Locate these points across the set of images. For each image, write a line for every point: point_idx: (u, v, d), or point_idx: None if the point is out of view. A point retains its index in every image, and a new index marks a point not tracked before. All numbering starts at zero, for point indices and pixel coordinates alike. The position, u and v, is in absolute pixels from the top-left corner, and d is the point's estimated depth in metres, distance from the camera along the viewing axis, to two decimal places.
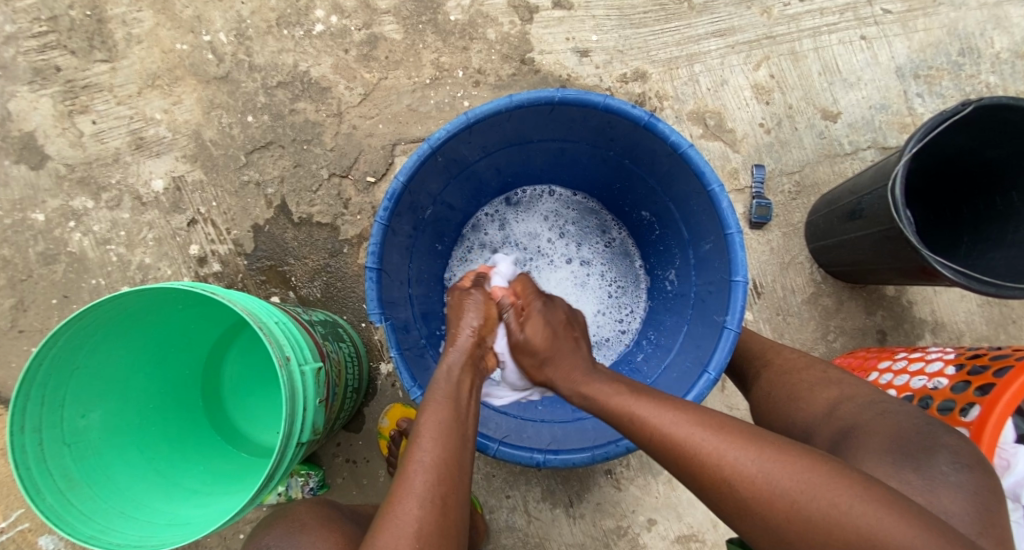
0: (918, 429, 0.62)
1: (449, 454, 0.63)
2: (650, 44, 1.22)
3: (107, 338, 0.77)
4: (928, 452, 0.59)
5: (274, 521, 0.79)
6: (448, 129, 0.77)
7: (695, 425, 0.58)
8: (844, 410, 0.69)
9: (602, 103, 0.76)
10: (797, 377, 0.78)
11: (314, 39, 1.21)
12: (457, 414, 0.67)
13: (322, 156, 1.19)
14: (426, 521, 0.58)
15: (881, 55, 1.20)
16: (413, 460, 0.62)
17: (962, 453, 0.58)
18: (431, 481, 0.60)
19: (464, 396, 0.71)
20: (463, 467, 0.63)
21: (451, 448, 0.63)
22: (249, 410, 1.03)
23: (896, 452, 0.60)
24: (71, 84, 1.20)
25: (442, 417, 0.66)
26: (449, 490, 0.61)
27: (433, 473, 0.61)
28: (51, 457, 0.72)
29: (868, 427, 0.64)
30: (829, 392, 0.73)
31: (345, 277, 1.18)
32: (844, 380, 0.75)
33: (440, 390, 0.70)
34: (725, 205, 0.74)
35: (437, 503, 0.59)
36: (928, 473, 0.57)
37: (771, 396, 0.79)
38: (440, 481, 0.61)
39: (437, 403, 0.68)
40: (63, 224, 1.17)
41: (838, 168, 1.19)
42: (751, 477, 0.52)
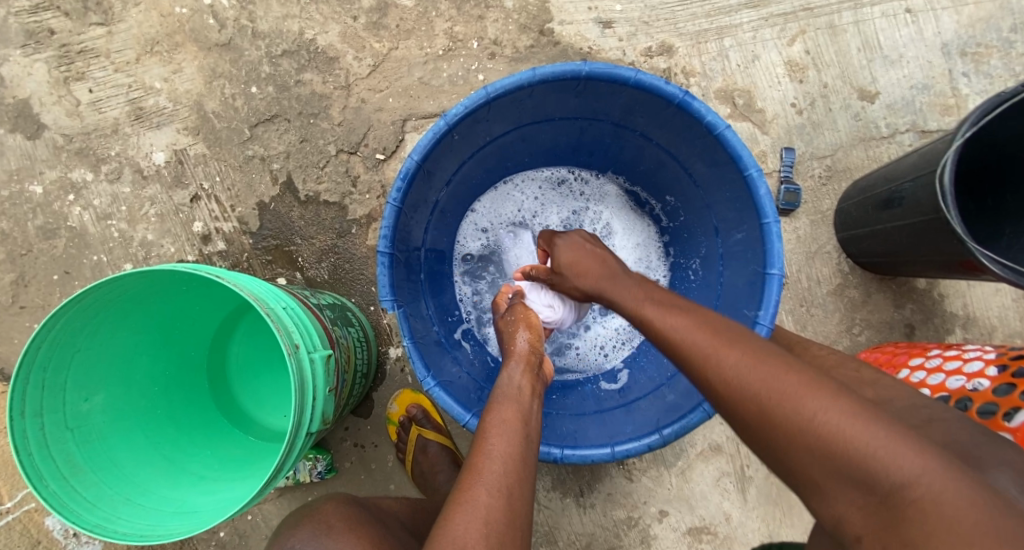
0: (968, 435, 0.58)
1: (517, 453, 0.61)
2: (677, 15, 1.14)
3: (109, 320, 0.73)
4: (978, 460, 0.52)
5: (299, 521, 0.77)
6: (466, 105, 0.71)
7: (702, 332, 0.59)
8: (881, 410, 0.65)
9: (633, 78, 0.70)
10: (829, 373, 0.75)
11: (321, 4, 1.14)
12: (525, 418, 0.66)
13: (329, 131, 1.14)
14: (494, 510, 0.55)
15: (926, 30, 1.12)
16: (482, 453, 0.60)
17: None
18: (501, 472, 0.58)
19: (527, 400, 0.69)
20: (528, 467, 0.61)
21: (517, 447, 0.62)
22: (256, 392, 1.01)
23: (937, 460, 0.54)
24: (66, 48, 1.14)
25: (508, 417, 0.65)
26: (519, 481, 0.58)
27: (501, 465, 0.59)
28: (53, 443, 0.70)
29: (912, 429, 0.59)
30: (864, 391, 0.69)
31: (354, 258, 1.14)
32: (878, 381, 0.70)
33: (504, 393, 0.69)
34: (763, 192, 0.70)
35: (505, 493, 0.57)
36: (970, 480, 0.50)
37: None
38: (507, 474, 0.58)
39: (503, 404, 0.67)
40: (62, 197, 1.13)
41: (873, 153, 1.12)
42: (730, 379, 0.54)
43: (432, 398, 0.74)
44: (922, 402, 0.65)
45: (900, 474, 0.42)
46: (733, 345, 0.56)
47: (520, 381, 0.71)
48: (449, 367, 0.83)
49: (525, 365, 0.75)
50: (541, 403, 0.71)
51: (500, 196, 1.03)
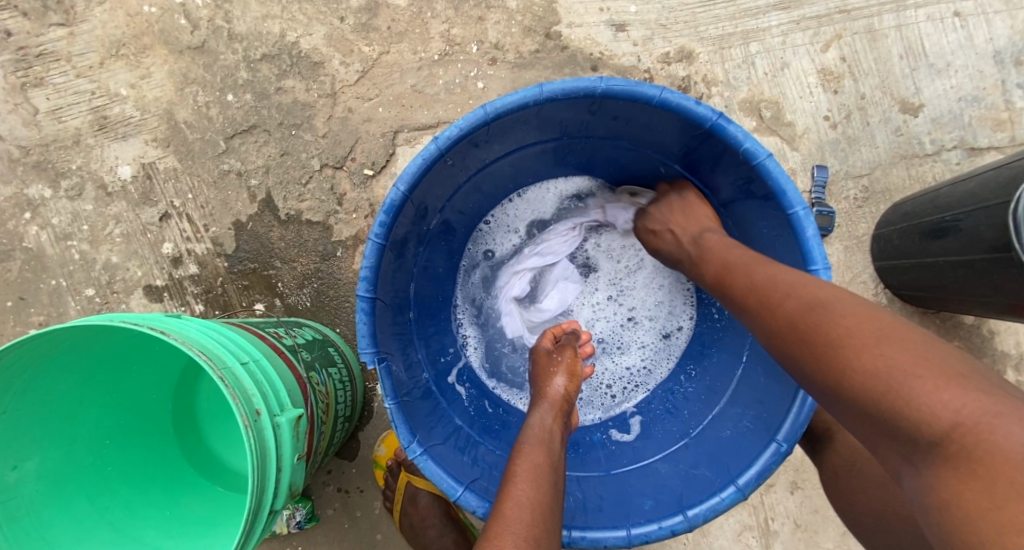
0: None
1: (544, 500, 0.52)
2: (699, 18, 1.03)
3: (45, 375, 0.64)
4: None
5: None
6: (461, 126, 0.61)
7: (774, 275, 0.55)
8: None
9: (658, 98, 0.60)
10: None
11: (305, 4, 1.03)
12: (555, 466, 0.58)
13: (313, 144, 1.03)
14: None
15: (977, 35, 1.01)
16: (511, 500, 0.52)
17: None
18: (529, 521, 0.50)
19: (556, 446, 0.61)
20: (554, 521, 0.52)
21: (546, 494, 0.53)
22: (228, 438, 0.90)
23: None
24: (23, 51, 1.03)
25: (541, 459, 0.57)
26: (548, 533, 0.50)
27: (528, 515, 0.50)
28: None
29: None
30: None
31: (339, 284, 1.03)
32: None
33: (531, 435, 0.61)
34: (811, 234, 0.60)
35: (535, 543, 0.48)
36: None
37: None
38: (534, 523, 0.50)
39: (528, 449, 0.59)
40: (18, 215, 1.03)
41: (915, 172, 1.01)
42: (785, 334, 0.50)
43: (419, 469, 0.64)
44: None
45: (936, 425, 0.36)
46: (796, 293, 0.51)
47: (551, 424, 0.63)
48: (439, 425, 0.73)
49: (559, 410, 0.65)
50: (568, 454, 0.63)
51: (528, 200, 0.91)
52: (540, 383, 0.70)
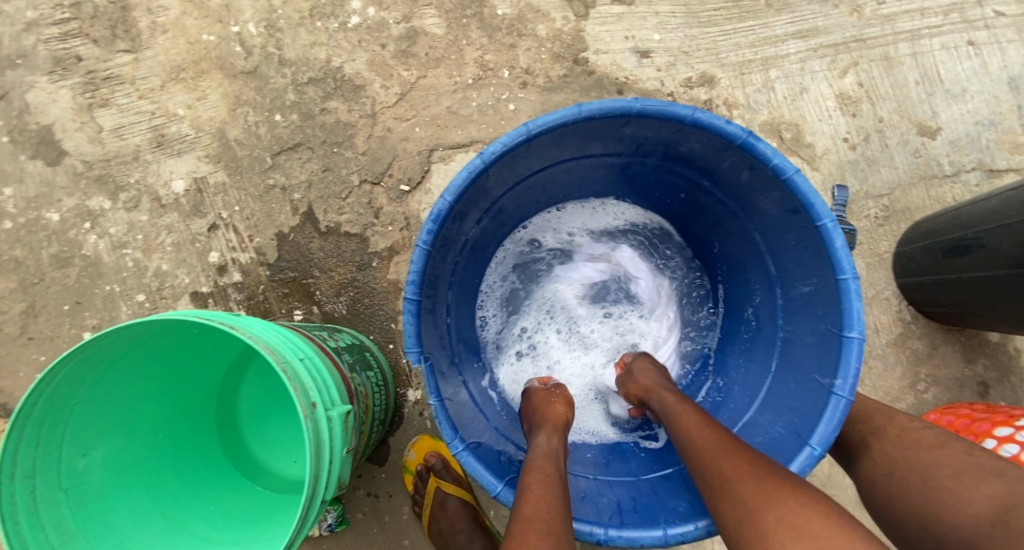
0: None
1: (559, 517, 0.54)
2: (720, 45, 1.09)
3: (114, 369, 0.68)
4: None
5: None
6: (505, 142, 0.66)
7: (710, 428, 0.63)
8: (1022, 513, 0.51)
9: (690, 117, 0.65)
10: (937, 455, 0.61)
11: (349, 32, 1.11)
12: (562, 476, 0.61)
13: (353, 161, 1.09)
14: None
15: (991, 63, 1.05)
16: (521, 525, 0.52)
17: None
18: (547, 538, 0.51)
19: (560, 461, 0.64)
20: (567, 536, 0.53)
21: (561, 518, 0.55)
22: (267, 439, 0.94)
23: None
24: (92, 75, 1.12)
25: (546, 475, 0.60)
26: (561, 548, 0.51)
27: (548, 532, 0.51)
28: (44, 507, 0.64)
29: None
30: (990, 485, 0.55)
31: (373, 293, 1.08)
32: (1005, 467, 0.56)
33: (538, 459, 0.63)
34: (839, 245, 0.63)
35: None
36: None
37: (889, 474, 0.64)
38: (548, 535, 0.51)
39: (538, 472, 0.60)
40: (78, 225, 1.10)
41: (935, 193, 1.04)
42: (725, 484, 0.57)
43: (460, 463, 0.67)
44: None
45: None
46: (732, 457, 0.58)
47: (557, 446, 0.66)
48: (477, 425, 0.76)
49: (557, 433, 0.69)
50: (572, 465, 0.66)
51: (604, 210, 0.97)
52: (540, 412, 0.73)
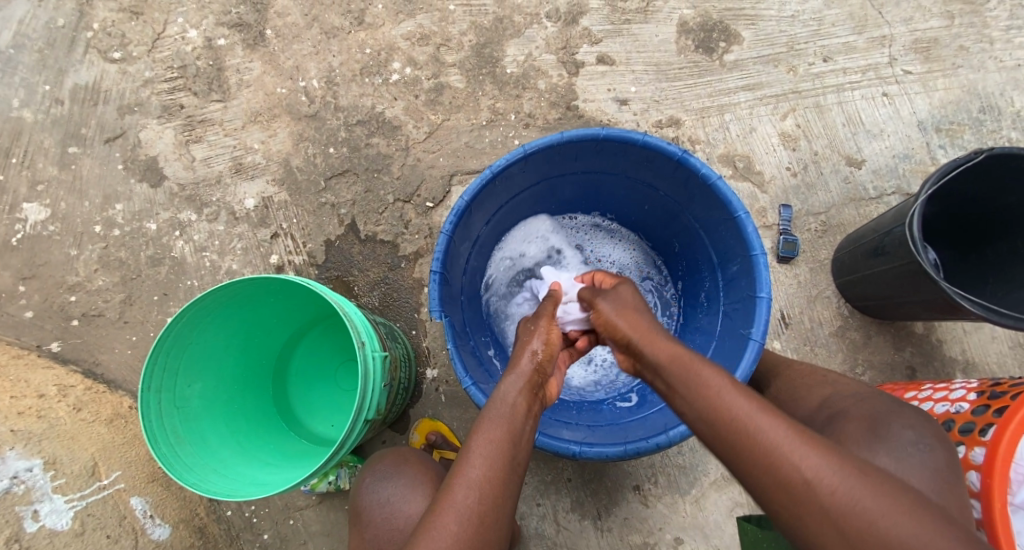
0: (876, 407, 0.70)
1: (495, 469, 0.69)
2: (684, 95, 1.36)
3: (217, 319, 0.92)
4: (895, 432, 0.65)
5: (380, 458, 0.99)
6: (508, 159, 0.91)
7: (746, 397, 0.58)
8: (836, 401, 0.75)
9: (642, 139, 0.89)
10: (798, 379, 0.85)
11: (391, 86, 1.42)
12: (514, 437, 0.73)
13: (389, 184, 1.37)
14: (471, 508, 0.66)
15: (903, 110, 1.30)
16: (461, 474, 0.69)
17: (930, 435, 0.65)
18: (474, 496, 0.66)
19: (520, 420, 0.75)
20: (512, 470, 0.70)
21: (497, 466, 0.69)
22: (311, 402, 1.16)
23: (868, 438, 0.65)
24: (191, 119, 1.44)
25: (495, 425, 0.73)
26: (500, 486, 0.68)
27: (474, 491, 0.67)
28: (165, 415, 0.86)
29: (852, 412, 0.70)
30: (824, 389, 0.79)
31: (401, 288, 1.32)
32: (837, 378, 0.81)
33: (498, 412, 0.75)
34: (750, 230, 0.86)
35: (483, 495, 0.67)
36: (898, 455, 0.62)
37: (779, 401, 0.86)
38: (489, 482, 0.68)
39: (493, 421, 0.73)
40: (170, 233, 1.38)
41: (863, 212, 1.27)
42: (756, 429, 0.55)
43: (468, 395, 0.88)
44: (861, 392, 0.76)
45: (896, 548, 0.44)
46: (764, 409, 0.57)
47: (515, 396, 0.77)
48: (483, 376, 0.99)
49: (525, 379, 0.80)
50: (534, 425, 0.77)
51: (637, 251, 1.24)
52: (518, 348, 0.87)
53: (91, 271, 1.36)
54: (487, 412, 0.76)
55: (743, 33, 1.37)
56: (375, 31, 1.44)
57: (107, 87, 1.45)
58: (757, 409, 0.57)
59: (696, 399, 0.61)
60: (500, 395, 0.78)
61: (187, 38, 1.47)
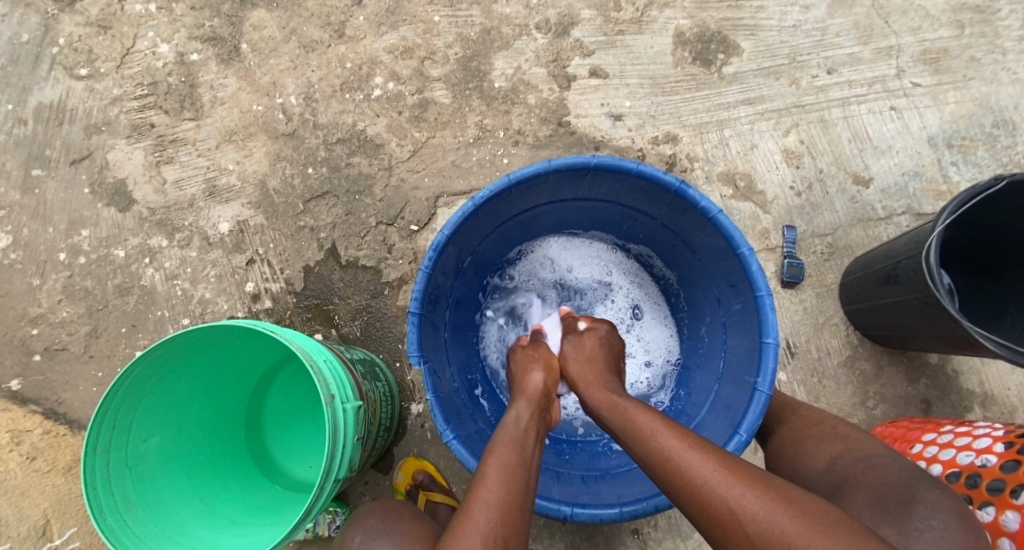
0: (892, 478, 0.66)
1: (513, 500, 0.64)
2: (681, 110, 1.29)
3: (173, 369, 0.86)
4: (905, 505, 0.62)
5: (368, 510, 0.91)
6: (491, 190, 0.84)
7: (706, 459, 0.59)
8: (845, 463, 0.71)
9: (636, 169, 0.83)
10: (806, 432, 0.80)
11: (373, 102, 1.34)
12: (527, 463, 0.69)
13: (371, 206, 1.29)
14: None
15: (912, 124, 1.23)
16: (479, 498, 0.63)
17: (939, 509, 0.61)
18: (495, 521, 0.61)
19: (529, 445, 0.72)
20: (524, 517, 0.64)
21: (515, 492, 0.64)
22: (286, 443, 1.10)
23: (874, 507, 0.62)
24: (162, 138, 1.37)
25: (507, 460, 0.68)
26: (512, 533, 0.61)
27: (495, 515, 0.61)
28: (114, 477, 0.81)
29: (857, 479, 0.67)
30: (834, 446, 0.75)
31: (384, 317, 1.24)
32: (849, 435, 0.76)
33: (506, 436, 0.72)
34: (755, 268, 0.79)
35: (499, 543, 0.59)
36: (903, 527, 0.59)
37: (780, 449, 0.81)
38: (503, 523, 0.61)
39: (504, 447, 0.70)
40: (139, 260, 1.31)
41: (872, 233, 1.20)
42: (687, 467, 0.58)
43: (450, 450, 0.81)
44: (870, 452, 0.72)
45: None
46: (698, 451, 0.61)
47: (527, 422, 0.76)
48: (467, 422, 0.91)
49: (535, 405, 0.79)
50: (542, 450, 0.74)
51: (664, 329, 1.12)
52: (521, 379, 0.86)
53: (55, 302, 1.29)
54: (494, 439, 0.72)
55: (743, 44, 1.30)
56: (356, 44, 1.36)
57: (72, 105, 1.38)
58: (721, 473, 0.57)
59: (671, 471, 0.59)
60: (511, 420, 0.76)
61: (158, 53, 1.39)
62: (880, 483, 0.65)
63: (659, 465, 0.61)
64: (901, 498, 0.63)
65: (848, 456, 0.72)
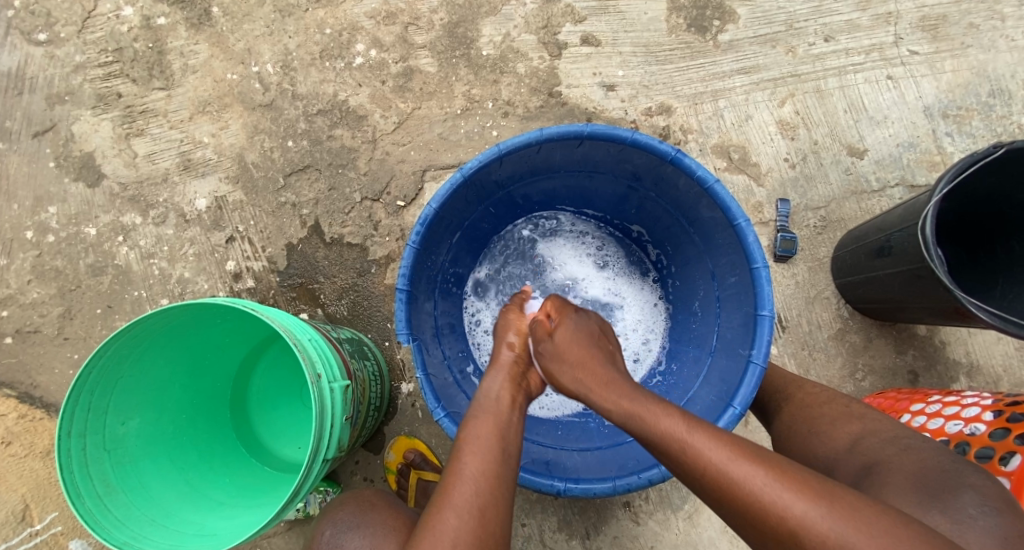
0: (932, 463, 0.63)
1: (491, 467, 0.63)
2: (675, 80, 1.25)
3: (149, 351, 0.83)
4: (952, 491, 0.59)
5: (346, 500, 0.90)
6: (480, 160, 0.81)
7: (715, 442, 0.57)
8: (867, 443, 0.70)
9: (630, 138, 0.80)
10: (817, 409, 0.80)
11: (354, 70, 1.28)
12: (504, 432, 0.67)
13: (356, 180, 1.24)
14: (462, 532, 0.57)
15: (908, 94, 1.22)
16: (458, 474, 0.62)
17: (987, 495, 0.59)
18: (470, 490, 0.60)
19: (507, 411, 0.72)
20: (505, 478, 0.63)
21: (492, 462, 0.63)
22: (273, 423, 1.08)
23: (921, 493, 0.59)
24: (130, 109, 1.29)
25: (486, 432, 0.67)
26: (489, 503, 0.60)
27: (473, 484, 0.61)
28: (92, 462, 0.78)
29: (891, 462, 0.65)
30: (851, 426, 0.74)
31: (372, 296, 1.21)
32: (866, 415, 0.76)
33: (485, 405, 0.71)
34: (751, 240, 0.77)
35: (477, 515, 0.59)
36: (953, 514, 0.57)
37: (791, 428, 0.80)
38: (480, 492, 0.61)
39: (483, 417, 0.69)
40: (112, 238, 1.25)
41: (865, 205, 1.19)
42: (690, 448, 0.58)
43: (441, 427, 0.79)
44: (896, 434, 0.71)
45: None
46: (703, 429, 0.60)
47: (503, 389, 0.75)
48: (457, 400, 0.89)
49: (508, 376, 0.77)
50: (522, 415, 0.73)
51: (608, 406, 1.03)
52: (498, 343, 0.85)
53: (24, 283, 1.24)
54: (472, 418, 0.70)
55: (739, 10, 1.26)
56: (335, 9, 1.29)
57: (32, 73, 1.29)
58: (733, 455, 0.56)
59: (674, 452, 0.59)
60: (483, 392, 0.74)
61: (122, 17, 1.30)
62: (917, 466, 0.63)
63: (665, 445, 0.60)
64: (947, 482, 0.60)
65: (872, 437, 0.71)
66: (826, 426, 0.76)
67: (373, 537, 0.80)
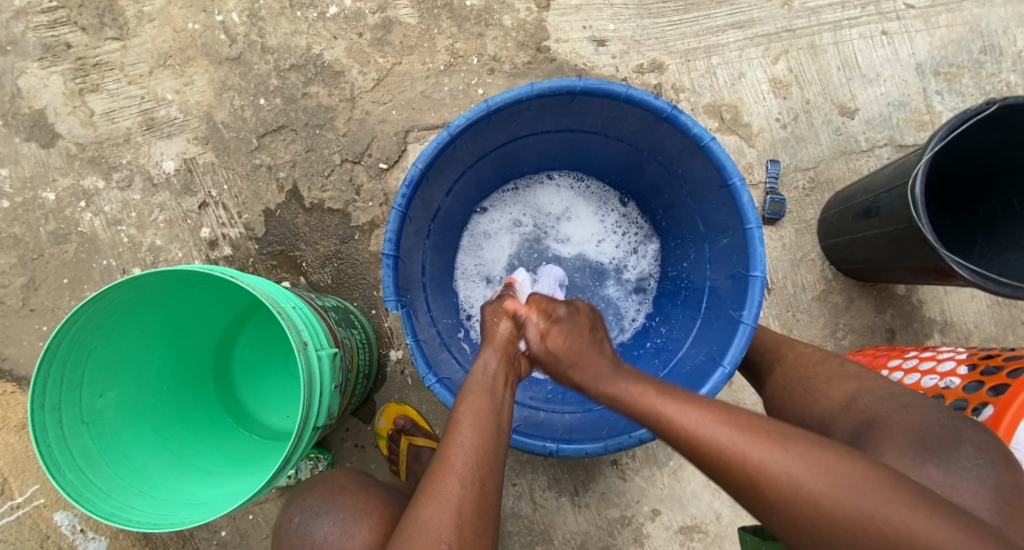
0: (930, 418, 0.65)
1: (488, 440, 0.63)
2: (668, 34, 1.20)
3: (121, 321, 0.79)
4: (941, 444, 0.60)
5: (313, 484, 0.89)
6: (469, 117, 0.76)
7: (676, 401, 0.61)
8: (859, 404, 0.72)
9: (624, 93, 0.76)
10: (806, 370, 0.82)
11: (328, 21, 1.19)
12: (497, 407, 0.68)
13: (334, 141, 1.18)
14: (466, 500, 0.58)
15: (901, 50, 1.20)
16: (454, 443, 0.62)
17: (973, 446, 0.60)
18: (471, 462, 0.61)
19: (500, 390, 0.71)
20: (498, 455, 0.63)
21: (488, 434, 0.64)
22: (259, 392, 1.06)
23: (919, 447, 0.61)
24: (82, 61, 1.18)
25: (481, 406, 0.67)
26: (488, 473, 0.61)
27: (473, 457, 0.61)
28: (70, 435, 0.76)
29: (890, 418, 0.67)
30: (846, 385, 0.76)
31: (356, 263, 1.18)
32: (855, 374, 0.78)
33: (478, 382, 0.70)
34: (746, 200, 0.76)
35: (476, 484, 0.59)
36: (948, 466, 0.59)
37: (786, 388, 0.82)
38: (479, 464, 0.61)
39: (475, 393, 0.68)
40: (74, 204, 1.17)
41: (854, 165, 1.19)
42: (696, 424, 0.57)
43: (433, 393, 0.78)
44: (891, 391, 0.72)
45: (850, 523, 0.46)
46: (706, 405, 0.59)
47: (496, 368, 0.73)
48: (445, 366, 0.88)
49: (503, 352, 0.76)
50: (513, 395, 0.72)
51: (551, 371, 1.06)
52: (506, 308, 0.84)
53: None
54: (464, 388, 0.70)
55: None
56: None
57: None
58: (714, 430, 0.55)
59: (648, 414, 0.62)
60: (480, 367, 0.73)
61: None
62: (912, 423, 0.65)
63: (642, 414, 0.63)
64: (946, 439, 0.61)
65: (867, 395, 0.73)
66: (818, 387, 0.78)
67: (342, 522, 0.81)
